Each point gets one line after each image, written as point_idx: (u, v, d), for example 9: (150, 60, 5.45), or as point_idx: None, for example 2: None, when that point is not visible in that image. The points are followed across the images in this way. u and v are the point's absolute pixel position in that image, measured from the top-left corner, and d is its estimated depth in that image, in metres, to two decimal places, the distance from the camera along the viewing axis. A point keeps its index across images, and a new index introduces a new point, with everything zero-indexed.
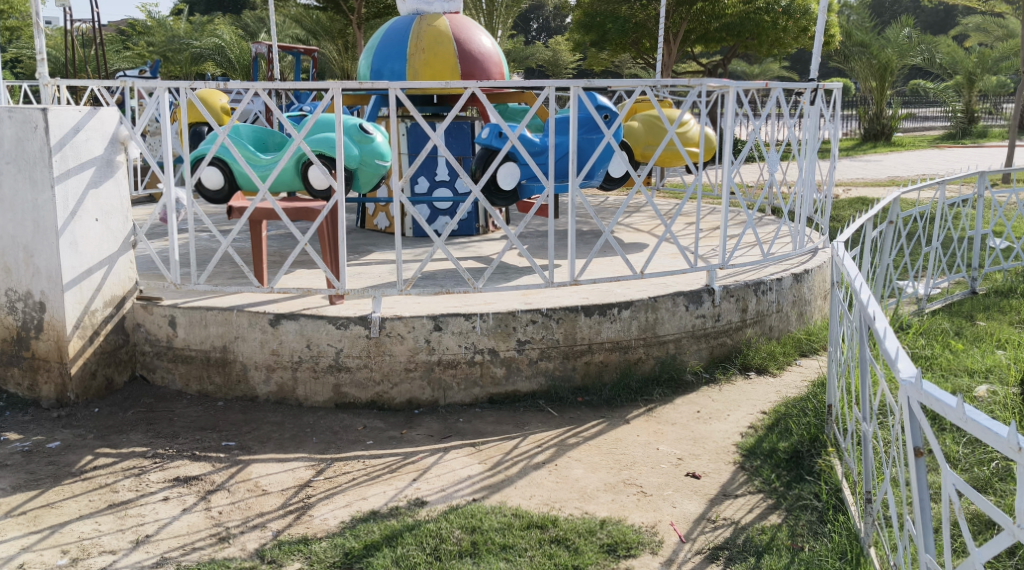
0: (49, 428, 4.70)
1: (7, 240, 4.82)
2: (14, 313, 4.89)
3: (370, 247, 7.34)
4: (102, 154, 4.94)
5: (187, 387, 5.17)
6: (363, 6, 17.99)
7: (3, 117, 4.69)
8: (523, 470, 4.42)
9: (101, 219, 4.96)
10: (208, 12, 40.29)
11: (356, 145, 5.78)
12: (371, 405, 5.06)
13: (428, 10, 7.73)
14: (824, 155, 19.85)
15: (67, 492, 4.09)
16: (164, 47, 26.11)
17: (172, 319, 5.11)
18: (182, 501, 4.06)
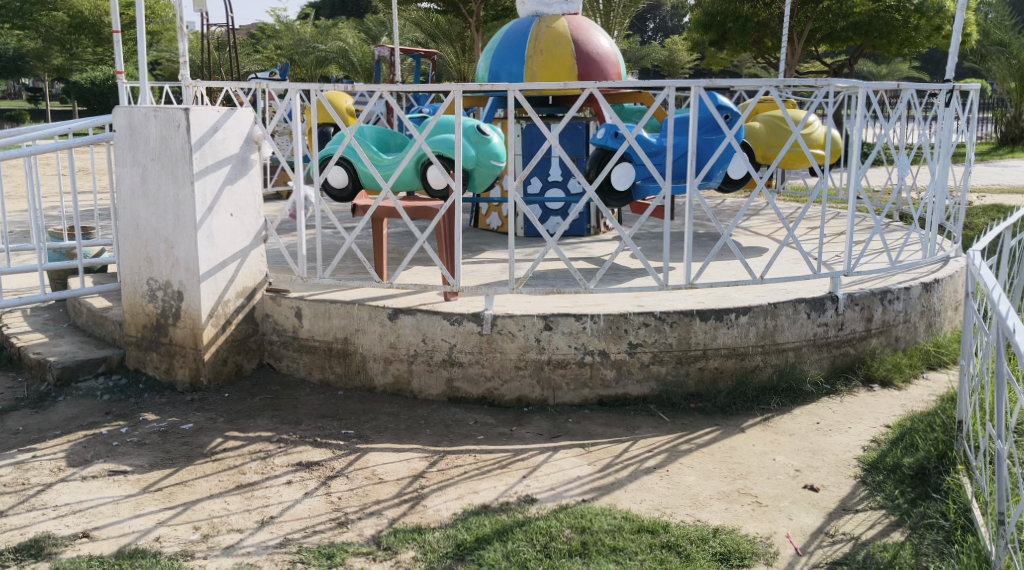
0: (183, 410, 4.95)
1: (150, 232, 5.10)
2: (154, 301, 5.17)
3: (482, 245, 7.43)
4: (238, 152, 5.17)
5: (309, 375, 5.36)
6: (482, 8, 18.24)
7: (149, 117, 4.97)
8: (634, 474, 4.40)
9: (235, 214, 5.19)
10: (333, 15, 41.68)
11: (473, 146, 5.85)
12: (483, 401, 5.13)
13: (547, 12, 7.76)
14: (956, 160, 19.02)
15: (199, 472, 4.31)
16: (292, 50, 27.14)
17: (298, 311, 5.30)
18: (304, 485, 4.21)
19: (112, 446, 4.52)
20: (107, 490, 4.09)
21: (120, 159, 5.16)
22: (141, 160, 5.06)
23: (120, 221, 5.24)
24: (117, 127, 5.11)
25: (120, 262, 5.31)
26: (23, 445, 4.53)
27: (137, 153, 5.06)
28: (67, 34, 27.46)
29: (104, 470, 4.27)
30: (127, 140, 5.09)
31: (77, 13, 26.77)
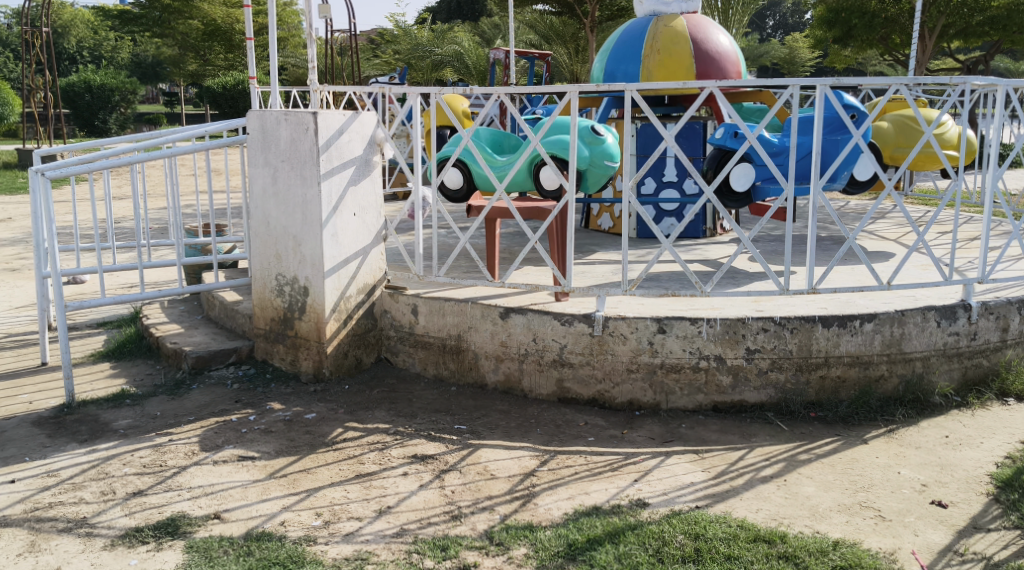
0: (306, 400, 5.13)
1: (279, 230, 5.30)
2: (281, 296, 5.37)
3: (594, 246, 7.41)
4: (362, 154, 5.32)
5: (424, 371, 5.47)
6: (597, 9, 18.16)
7: (280, 120, 5.17)
8: (749, 482, 4.30)
9: (358, 214, 5.34)
10: (449, 19, 42.41)
11: (587, 146, 5.85)
12: (593, 403, 5.11)
13: (665, 11, 7.67)
14: None
15: (321, 460, 4.45)
16: (409, 54, 27.72)
17: (414, 307, 5.41)
18: (419, 477, 4.30)
19: (241, 433, 4.72)
20: (235, 475, 4.27)
21: (252, 161, 5.38)
22: (272, 161, 5.26)
23: (251, 219, 5.46)
24: (250, 129, 5.33)
25: (251, 258, 5.54)
26: (160, 429, 4.78)
27: (269, 155, 5.27)
28: (202, 41, 28.93)
29: (233, 455, 4.46)
30: (260, 142, 5.30)
31: (211, 21, 28.12)
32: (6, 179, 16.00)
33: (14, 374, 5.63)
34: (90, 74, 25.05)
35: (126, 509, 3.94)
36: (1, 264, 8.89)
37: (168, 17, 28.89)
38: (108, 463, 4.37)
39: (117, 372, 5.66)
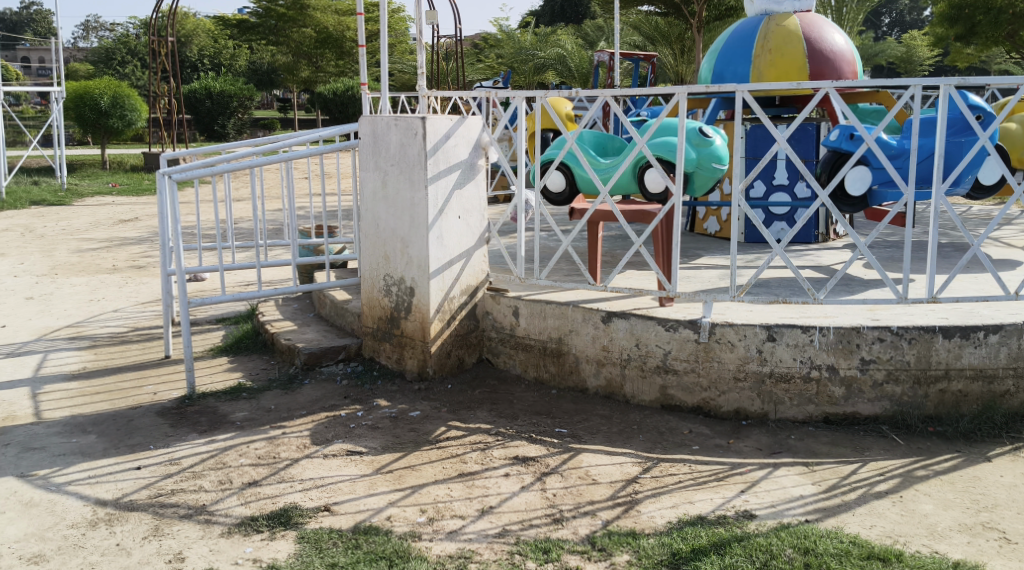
0: (410, 398, 5.21)
1: (388, 232, 5.40)
2: (389, 295, 5.47)
3: (700, 250, 7.29)
4: (467, 158, 5.37)
5: (525, 373, 5.48)
6: (705, 9, 17.88)
7: (390, 125, 5.27)
8: (862, 497, 4.15)
9: (463, 217, 5.39)
10: (553, 23, 42.53)
11: (694, 149, 5.75)
12: (698, 411, 5.01)
13: (777, 10, 7.48)
14: None
15: (425, 458, 4.51)
16: (513, 58, 27.91)
17: (516, 309, 5.43)
18: (521, 479, 4.31)
19: (350, 428, 4.83)
20: (344, 469, 4.37)
21: (364, 165, 5.50)
22: (382, 166, 5.37)
23: (362, 221, 5.60)
24: (362, 135, 5.46)
25: (361, 258, 5.67)
26: (274, 422, 4.93)
27: (379, 159, 5.38)
28: (314, 49, 30.10)
29: (342, 450, 4.57)
30: (371, 147, 5.42)
31: (322, 29, 29.68)
32: (134, 182, 16.85)
33: (140, 366, 5.91)
34: (210, 81, 26.15)
35: (242, 499, 4.08)
36: (129, 262, 9.36)
37: (282, 26, 30.04)
38: (225, 453, 4.53)
39: (234, 366, 5.88)
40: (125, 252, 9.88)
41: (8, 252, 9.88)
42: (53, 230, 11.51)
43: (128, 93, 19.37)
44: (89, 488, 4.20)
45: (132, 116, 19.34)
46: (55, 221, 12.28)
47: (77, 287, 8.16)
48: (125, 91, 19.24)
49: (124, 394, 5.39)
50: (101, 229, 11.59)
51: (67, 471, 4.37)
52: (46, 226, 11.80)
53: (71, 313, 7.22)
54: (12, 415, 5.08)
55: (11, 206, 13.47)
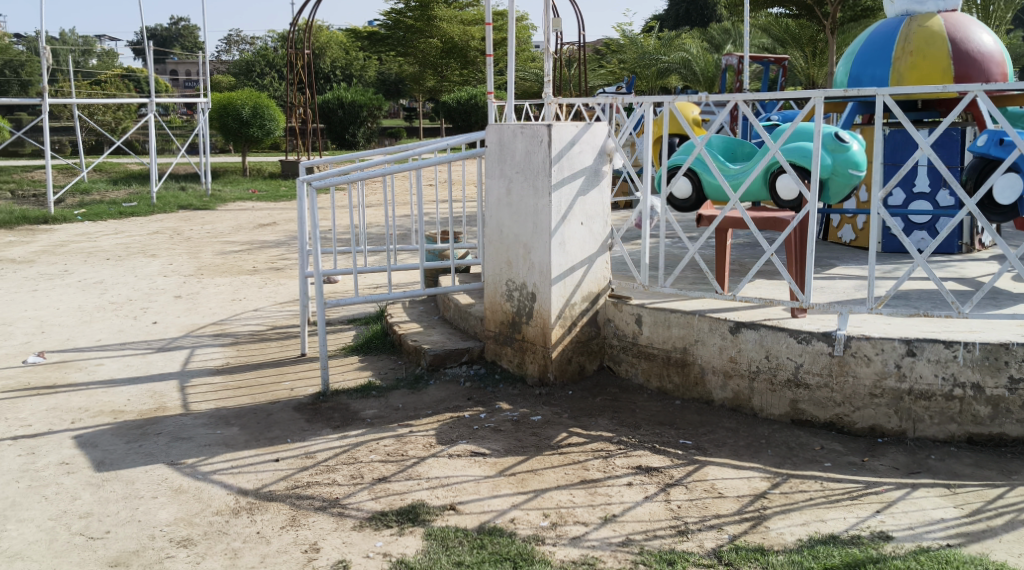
0: (532, 403, 5.23)
1: (512, 237, 5.45)
2: (511, 300, 5.52)
3: (834, 260, 7.05)
4: (592, 164, 5.35)
5: (647, 382, 5.40)
6: (839, 10, 17.30)
7: (516, 133, 5.31)
8: (1010, 524, 3.91)
9: (586, 223, 5.37)
10: (677, 26, 42.07)
11: (830, 154, 5.58)
12: (830, 427, 4.83)
13: (919, 10, 7.14)
14: None
15: (549, 463, 4.52)
16: (636, 63, 27.74)
17: (639, 317, 5.36)
18: (645, 489, 4.26)
19: (473, 429, 4.89)
20: (469, 469, 4.43)
21: (490, 172, 5.58)
22: (507, 173, 5.43)
23: (486, 226, 5.67)
24: (489, 143, 5.53)
25: (485, 263, 5.74)
26: (402, 420, 5.05)
27: (505, 167, 5.44)
28: (440, 58, 30.66)
29: (467, 451, 4.63)
30: (497, 155, 5.49)
31: (448, 39, 30.22)
32: (271, 188, 17.57)
33: (278, 362, 6.17)
34: (342, 91, 27.02)
35: (372, 494, 4.20)
36: (267, 263, 9.78)
37: (411, 38, 30.76)
38: (356, 449, 4.67)
39: (364, 365, 6.05)
40: (264, 254, 10.32)
41: (159, 253, 10.48)
42: (198, 233, 12.15)
43: (268, 104, 20.16)
44: (232, 477, 4.40)
45: (271, 125, 20.11)
46: (200, 224, 12.95)
47: (221, 287, 8.58)
48: (266, 101, 20.01)
49: (263, 389, 5.63)
50: (241, 232, 12.15)
51: (212, 460, 4.60)
52: (192, 230, 12.46)
53: (216, 312, 7.60)
54: (162, 406, 5.38)
55: (161, 210, 14.28)
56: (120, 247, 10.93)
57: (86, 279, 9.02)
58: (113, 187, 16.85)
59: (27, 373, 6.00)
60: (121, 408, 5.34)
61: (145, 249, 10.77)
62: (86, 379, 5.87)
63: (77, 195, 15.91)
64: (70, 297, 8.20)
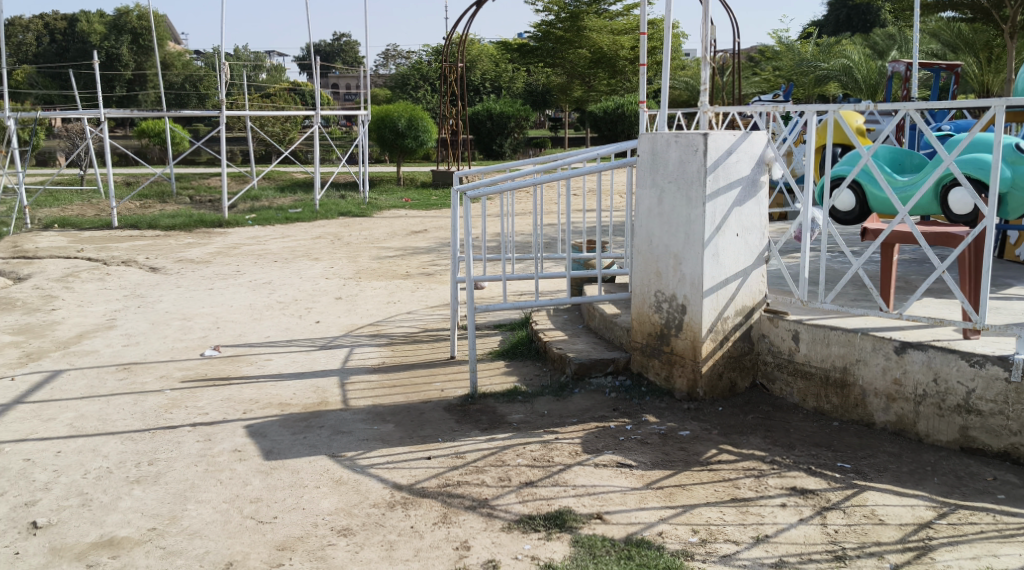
0: (681, 417, 5.15)
1: (662, 248, 5.37)
2: (659, 312, 5.42)
3: (1010, 279, 6.60)
4: (749, 175, 5.22)
5: (803, 402, 5.22)
6: (1018, 14, 16.25)
7: (670, 142, 5.24)
8: None
9: (741, 234, 5.24)
10: (836, 32, 40.72)
11: (1009, 166, 5.26)
12: (1004, 457, 4.51)
13: None
14: None
15: (696, 478, 4.44)
16: (793, 70, 26.97)
17: (796, 334, 5.17)
18: (799, 511, 4.12)
19: (620, 440, 4.87)
20: (615, 480, 4.41)
21: (641, 181, 5.52)
22: (660, 183, 5.36)
23: (636, 236, 5.61)
24: (641, 151, 5.48)
25: (633, 274, 5.68)
26: (548, 427, 5.08)
27: (657, 176, 5.37)
28: (588, 69, 30.86)
29: (614, 461, 4.61)
30: (649, 164, 5.43)
31: (598, 49, 30.45)
32: (423, 196, 18.10)
33: (429, 364, 6.33)
34: (491, 103, 27.51)
35: (520, 497, 4.25)
36: (420, 268, 10.07)
37: (559, 49, 31.13)
38: (504, 452, 4.73)
39: (510, 370, 6.12)
40: (416, 259, 10.63)
41: (320, 257, 10.98)
42: (357, 238, 12.64)
43: (422, 116, 20.75)
44: (388, 472, 4.55)
45: (424, 136, 20.68)
46: (358, 230, 13.47)
47: (377, 290, 8.89)
48: (420, 113, 20.61)
49: (416, 389, 5.79)
50: (395, 239, 12.55)
51: (369, 454, 4.77)
52: (351, 235, 12.98)
53: (372, 313, 7.89)
54: (323, 401, 5.63)
55: (323, 217, 14.95)
56: (285, 251, 11.52)
57: (255, 279, 9.57)
58: (279, 194, 17.77)
59: (204, 365, 6.40)
60: (287, 401, 5.62)
61: (308, 253, 11.31)
62: (256, 373, 6.21)
63: (247, 201, 16.87)
64: (241, 296, 8.70)
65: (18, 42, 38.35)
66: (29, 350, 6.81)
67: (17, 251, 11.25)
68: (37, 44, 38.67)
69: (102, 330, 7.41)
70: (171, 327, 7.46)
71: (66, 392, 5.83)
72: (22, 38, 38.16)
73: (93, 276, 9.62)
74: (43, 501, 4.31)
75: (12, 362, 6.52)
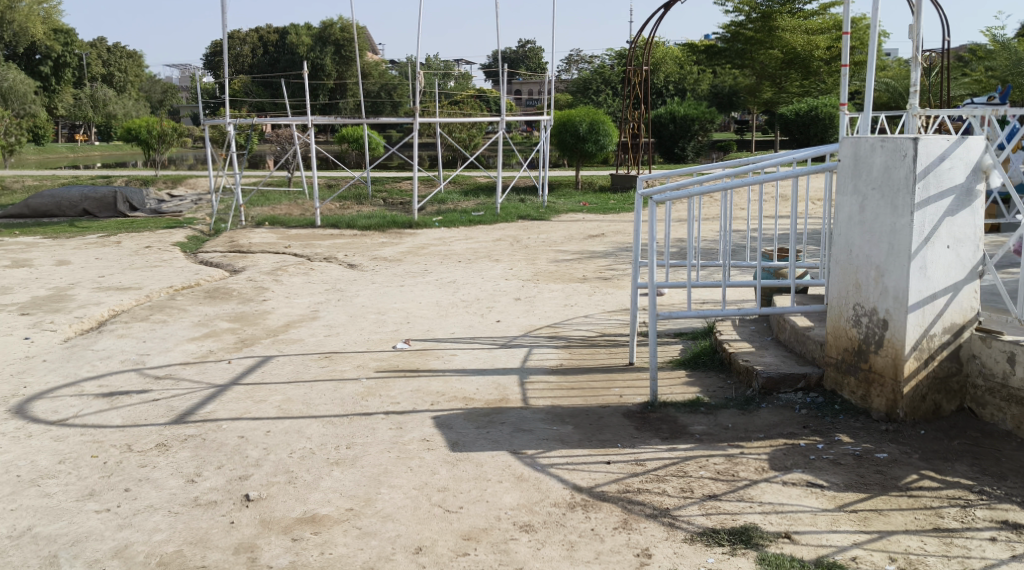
0: (877, 439, 4.88)
1: (864, 259, 5.11)
2: (857, 326, 5.15)
3: None
4: (964, 182, 4.88)
5: (1018, 430, 4.80)
6: None
7: (875, 147, 4.98)
8: None
9: (953, 246, 4.90)
10: None
11: None
12: None
13: None
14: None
15: (894, 503, 4.20)
16: (1008, 70, 24.93)
17: (1011, 356, 4.76)
18: (1012, 547, 3.81)
19: (810, 459, 4.67)
20: (805, 500, 4.23)
21: (841, 187, 5.28)
22: (862, 190, 5.11)
23: (834, 246, 5.35)
24: (842, 156, 5.25)
25: (830, 286, 5.42)
26: (733, 440, 4.95)
27: (860, 182, 5.13)
28: (780, 69, 30.10)
29: (803, 480, 4.43)
30: (851, 169, 5.19)
31: (791, 49, 29.52)
32: (603, 200, 18.11)
33: (609, 369, 6.31)
34: (675, 106, 27.13)
35: (703, 509, 4.16)
36: (599, 272, 10.07)
37: (750, 50, 30.07)
38: (687, 463, 4.65)
39: (692, 381, 6.00)
40: (595, 264, 10.63)
41: (502, 258, 11.21)
42: (536, 242, 12.81)
43: (604, 120, 20.70)
44: (569, 473, 4.58)
45: (605, 141, 20.56)
46: (537, 234, 13.66)
47: (555, 292, 8.98)
48: (602, 117, 20.59)
49: (596, 393, 5.79)
50: (573, 242, 12.62)
51: (550, 454, 4.81)
52: (530, 238, 13.18)
53: (551, 315, 7.97)
54: (505, 398, 5.73)
55: (504, 219, 15.26)
56: (469, 251, 11.84)
57: (441, 277, 9.89)
58: (464, 197, 18.30)
59: (395, 357, 6.67)
60: (470, 396, 5.76)
61: (490, 254, 11.58)
62: (442, 367, 6.42)
63: (434, 204, 17.47)
64: (428, 293, 9.01)
65: (236, 53, 41.59)
66: (243, 337, 7.34)
67: (232, 245, 12.18)
68: (252, 55, 41.81)
69: (306, 320, 7.88)
70: (365, 320, 7.83)
71: (273, 377, 6.24)
72: (240, 50, 41.44)
73: (297, 270, 10.26)
74: (254, 476, 4.63)
75: (228, 347, 7.05)
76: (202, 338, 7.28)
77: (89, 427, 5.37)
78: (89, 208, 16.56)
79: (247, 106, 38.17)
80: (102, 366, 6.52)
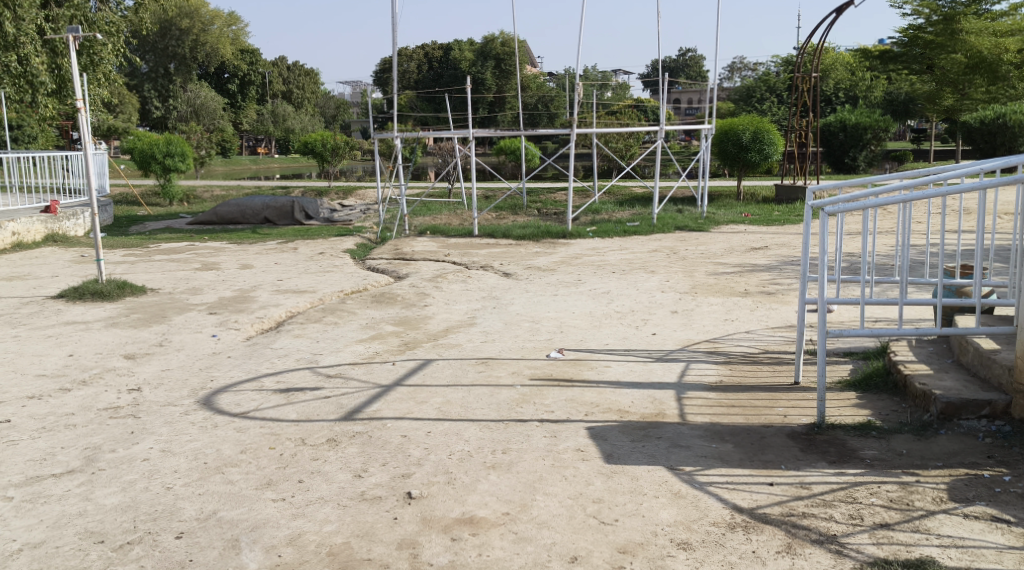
0: None
1: None
2: None
3: None
4: None
5: None
6: None
7: None
8: None
9: None
10: None
11: None
12: None
13: None
14: None
15: None
16: None
17: None
18: None
19: (995, 492, 4.35)
20: (988, 535, 3.95)
21: None
22: None
23: None
24: None
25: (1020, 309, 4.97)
26: (907, 467, 4.68)
27: None
28: (963, 75, 27.91)
29: (987, 514, 4.14)
30: None
31: (976, 53, 27.21)
32: (764, 212, 17.59)
33: (772, 388, 6.10)
34: (847, 113, 26.05)
35: (874, 538, 3.97)
36: (759, 287, 9.77)
37: (931, 54, 28.62)
38: (856, 489, 4.44)
39: (863, 403, 5.72)
40: (756, 278, 10.33)
41: (658, 270, 11.07)
42: (694, 254, 12.55)
43: (769, 128, 20.02)
44: (729, 492, 4.46)
45: (769, 150, 19.91)
46: (695, 245, 13.41)
47: (714, 306, 8.79)
48: (767, 125, 19.93)
49: (757, 412, 5.62)
50: (734, 255, 12.31)
51: (708, 472, 4.71)
52: (688, 249, 12.96)
53: (710, 330, 7.80)
54: (661, 412, 5.65)
55: (661, 231, 15.07)
56: (624, 263, 11.76)
57: (596, 288, 9.86)
58: (619, 208, 18.22)
59: (549, 365, 6.71)
60: (625, 408, 5.72)
61: (646, 266, 11.47)
62: (596, 378, 6.41)
63: (589, 214, 17.48)
64: (583, 304, 9.02)
65: (403, 70, 43.30)
66: (407, 340, 7.59)
67: (397, 253, 12.61)
68: (418, 71, 43.40)
69: (465, 326, 8.06)
70: (522, 328, 7.92)
71: (434, 379, 6.41)
72: (406, 67, 43.24)
73: (457, 278, 10.51)
74: (416, 474, 4.77)
75: (393, 349, 7.30)
76: (369, 340, 7.57)
77: (267, 420, 5.69)
78: (269, 216, 17.54)
79: (412, 120, 39.50)
80: (280, 364, 6.89)
